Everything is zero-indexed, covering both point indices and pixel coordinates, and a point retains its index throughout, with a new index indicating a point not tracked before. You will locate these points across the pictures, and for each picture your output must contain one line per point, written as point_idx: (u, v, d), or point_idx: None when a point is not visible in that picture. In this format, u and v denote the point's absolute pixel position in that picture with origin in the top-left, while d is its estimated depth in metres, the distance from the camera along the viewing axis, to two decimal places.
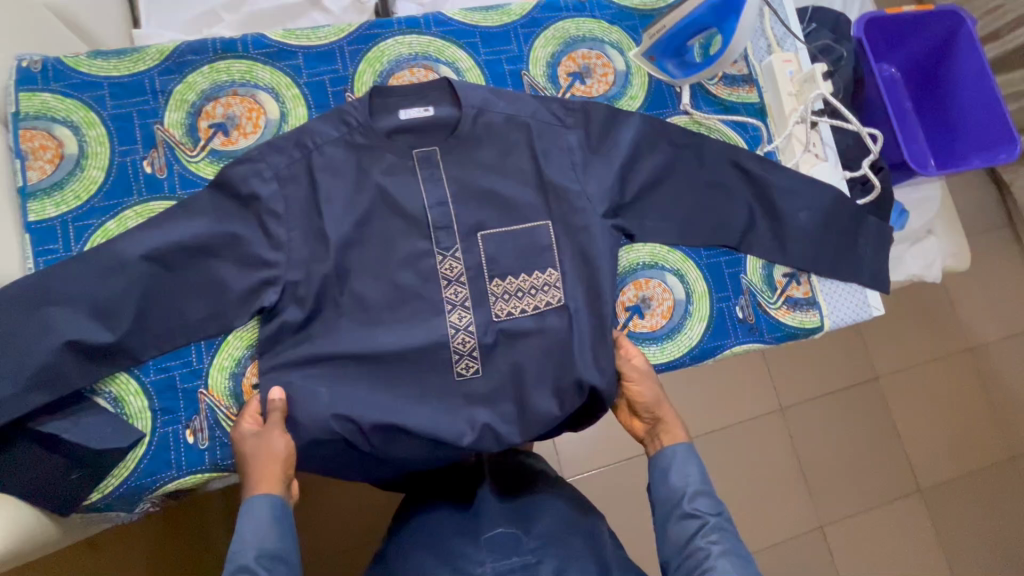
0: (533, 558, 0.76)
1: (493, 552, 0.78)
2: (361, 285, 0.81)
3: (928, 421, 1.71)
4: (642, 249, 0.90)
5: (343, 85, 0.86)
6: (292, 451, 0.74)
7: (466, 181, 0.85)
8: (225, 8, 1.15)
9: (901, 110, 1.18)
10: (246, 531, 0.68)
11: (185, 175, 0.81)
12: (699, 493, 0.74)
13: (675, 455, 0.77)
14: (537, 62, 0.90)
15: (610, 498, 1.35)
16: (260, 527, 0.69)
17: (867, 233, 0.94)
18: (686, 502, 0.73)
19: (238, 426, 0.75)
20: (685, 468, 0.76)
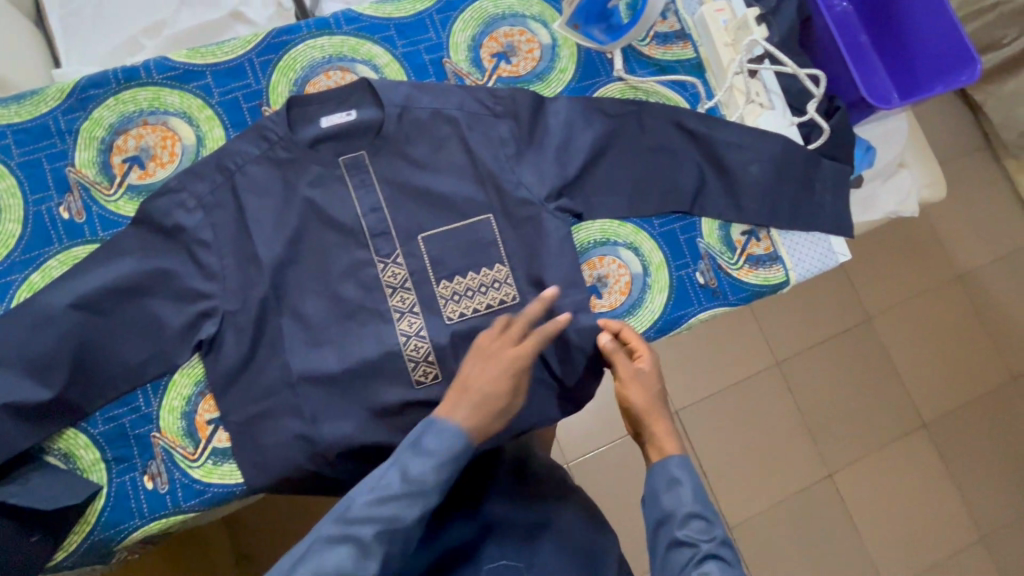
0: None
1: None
2: (305, 305, 0.79)
3: (926, 355, 1.69)
4: (596, 223, 0.86)
5: (258, 100, 0.82)
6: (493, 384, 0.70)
7: (398, 183, 0.82)
8: (146, 34, 1.12)
9: (856, 45, 1.13)
10: (422, 452, 0.64)
11: (105, 216, 0.78)
12: (693, 516, 0.70)
13: (668, 468, 0.73)
14: (457, 47, 0.87)
15: (610, 478, 1.34)
16: (438, 453, 0.64)
17: (824, 177, 0.90)
18: (677, 528, 0.70)
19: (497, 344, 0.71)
20: (678, 486, 0.72)
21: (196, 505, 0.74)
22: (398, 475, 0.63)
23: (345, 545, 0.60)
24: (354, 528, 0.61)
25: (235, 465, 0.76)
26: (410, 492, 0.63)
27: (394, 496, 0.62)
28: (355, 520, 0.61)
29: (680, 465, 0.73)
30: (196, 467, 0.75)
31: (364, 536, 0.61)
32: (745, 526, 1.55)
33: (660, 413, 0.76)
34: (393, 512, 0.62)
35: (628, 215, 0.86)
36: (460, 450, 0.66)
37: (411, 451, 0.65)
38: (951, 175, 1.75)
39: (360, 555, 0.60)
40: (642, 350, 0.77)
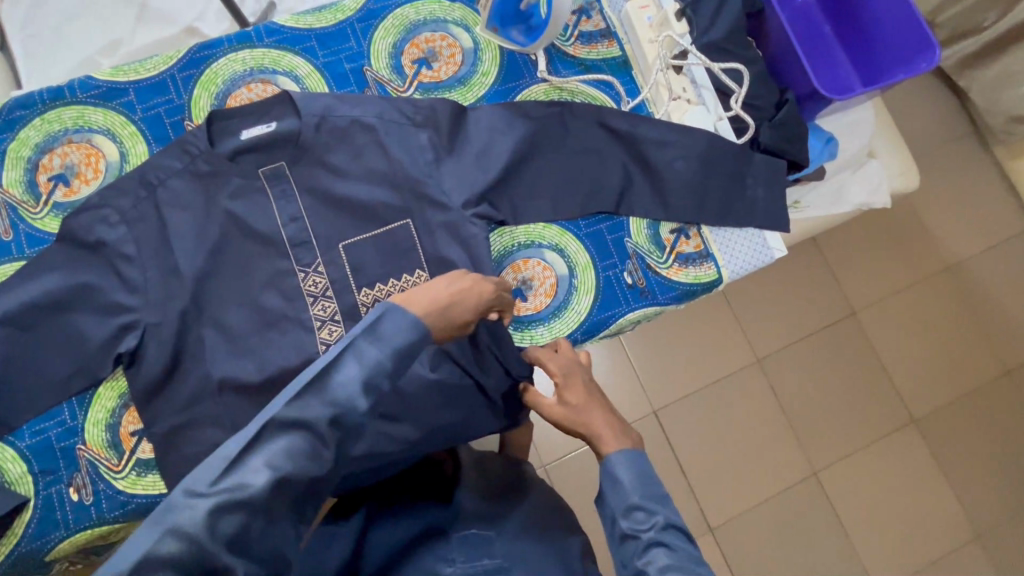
0: (505, 563, 0.70)
1: (466, 554, 0.72)
2: (226, 316, 0.79)
3: (914, 349, 1.63)
4: (517, 227, 0.86)
5: (180, 115, 0.84)
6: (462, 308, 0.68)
7: (318, 192, 0.82)
8: (102, 53, 1.13)
9: (817, 35, 1.10)
10: (383, 335, 0.59)
11: (32, 233, 0.80)
12: (637, 508, 0.69)
13: (610, 467, 0.72)
14: (378, 55, 0.87)
15: (575, 481, 1.33)
16: (400, 338, 0.59)
17: (756, 172, 0.88)
18: (621, 521, 0.70)
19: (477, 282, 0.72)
20: (619, 481, 0.71)
21: (121, 516, 0.76)
22: (356, 359, 0.57)
23: (298, 433, 0.54)
24: (305, 413, 0.54)
25: (158, 475, 0.77)
26: (373, 376, 0.57)
27: (349, 380, 0.56)
28: (304, 404, 0.54)
29: (620, 462, 0.72)
30: (121, 478, 0.76)
31: (319, 422, 0.54)
32: (726, 527, 1.51)
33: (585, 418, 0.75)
34: (351, 396, 0.56)
35: (553, 218, 0.85)
36: (422, 335, 0.61)
37: (365, 335, 0.59)
38: (936, 162, 1.69)
39: (316, 443, 0.54)
40: (553, 368, 0.77)
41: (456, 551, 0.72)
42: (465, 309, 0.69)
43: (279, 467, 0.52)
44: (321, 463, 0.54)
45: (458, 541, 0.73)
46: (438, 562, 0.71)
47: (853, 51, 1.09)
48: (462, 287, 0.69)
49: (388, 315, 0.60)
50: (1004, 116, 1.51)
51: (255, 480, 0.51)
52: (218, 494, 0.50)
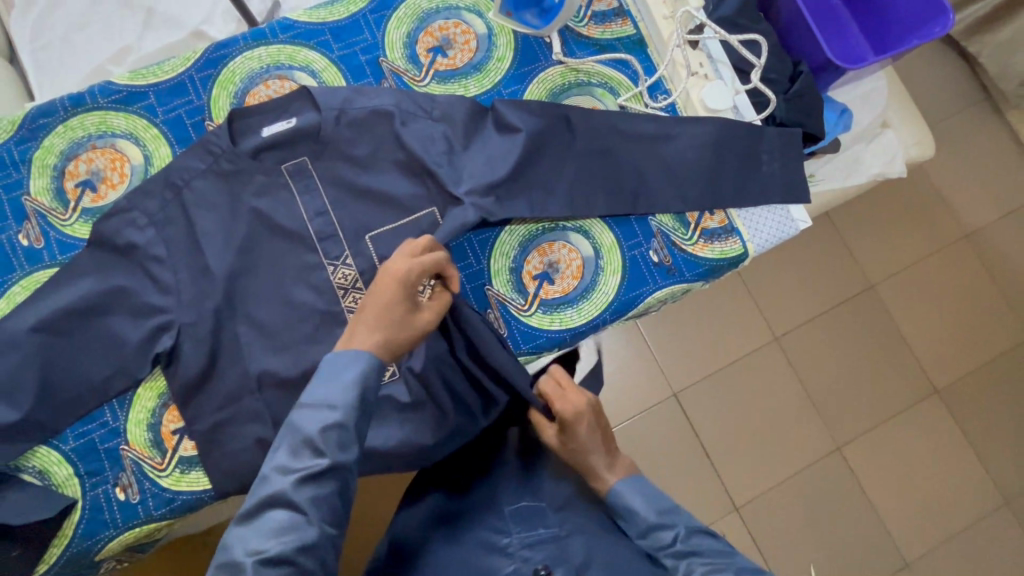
0: (561, 532, 0.77)
1: (521, 524, 0.79)
2: (260, 314, 0.80)
3: (934, 320, 1.62)
4: (528, 219, 0.85)
5: (201, 115, 0.84)
6: (392, 307, 0.67)
7: (343, 186, 0.83)
8: (111, 61, 1.11)
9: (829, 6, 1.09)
10: (324, 395, 0.63)
11: (62, 240, 0.81)
12: (655, 527, 0.73)
13: (623, 495, 0.75)
14: (393, 45, 0.87)
15: None
16: (340, 393, 0.63)
17: (775, 144, 0.88)
18: (648, 543, 0.73)
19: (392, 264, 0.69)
20: (633, 504, 0.75)
21: (167, 513, 0.77)
22: (303, 424, 0.62)
23: (272, 510, 0.59)
24: (275, 489, 0.60)
25: (201, 472, 0.78)
26: (326, 432, 0.61)
27: (303, 446, 0.61)
28: (270, 482, 0.60)
29: (629, 487, 0.76)
30: (165, 476, 0.78)
31: (286, 492, 0.59)
32: (752, 506, 1.51)
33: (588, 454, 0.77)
34: (309, 460, 0.60)
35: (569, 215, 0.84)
36: (360, 372, 0.65)
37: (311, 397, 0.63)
38: (949, 129, 1.67)
39: (292, 513, 0.59)
40: (564, 411, 0.76)
41: (510, 521, 0.79)
42: (391, 309, 0.67)
43: (261, 548, 0.57)
44: (303, 531, 0.58)
45: (511, 513, 0.80)
46: (494, 534, 0.79)
47: (868, 20, 1.07)
48: (382, 291, 0.68)
49: (323, 372, 0.65)
50: (1017, 81, 1.49)
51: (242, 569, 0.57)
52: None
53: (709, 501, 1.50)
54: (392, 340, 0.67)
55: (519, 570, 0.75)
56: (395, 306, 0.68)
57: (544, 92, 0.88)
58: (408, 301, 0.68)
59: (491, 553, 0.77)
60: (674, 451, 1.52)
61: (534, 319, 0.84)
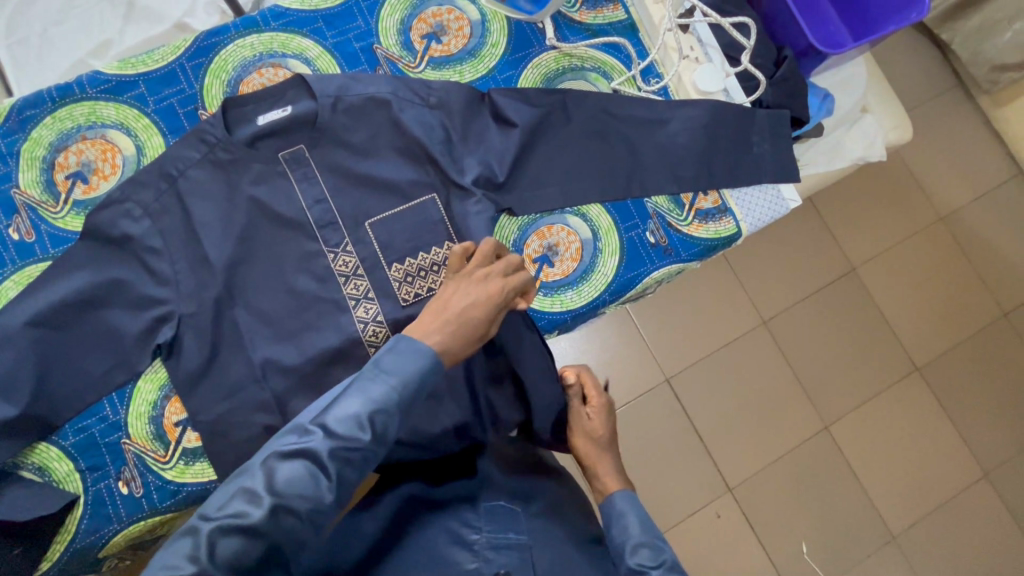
0: (530, 542, 0.71)
1: (494, 523, 0.72)
2: (261, 303, 0.80)
3: (913, 299, 1.67)
4: (518, 215, 0.86)
5: (194, 104, 0.83)
6: (468, 311, 0.67)
7: (342, 173, 0.83)
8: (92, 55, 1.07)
9: None
10: (388, 371, 0.61)
11: (54, 233, 0.79)
12: (641, 545, 0.69)
13: (618, 507, 0.74)
14: (387, 32, 0.87)
15: None
16: (403, 375, 0.61)
17: (764, 126, 0.90)
18: (629, 557, 0.68)
19: (475, 265, 0.71)
20: (625, 521, 0.73)
21: (173, 505, 0.77)
22: (359, 392, 0.60)
23: (303, 463, 0.56)
24: (310, 445, 0.57)
25: (205, 463, 0.78)
26: (375, 407, 0.59)
27: (352, 414, 0.58)
28: (310, 435, 0.58)
29: (625, 503, 0.74)
30: (169, 469, 0.77)
31: (321, 453, 0.57)
32: (745, 486, 1.55)
33: (604, 453, 0.81)
34: (353, 429, 0.58)
35: (567, 198, 0.85)
36: (430, 368, 0.63)
37: (376, 368, 0.61)
38: (924, 114, 1.72)
39: (317, 473, 0.56)
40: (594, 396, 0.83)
41: (482, 518, 0.73)
42: (473, 318, 0.67)
43: (281, 494, 0.55)
44: (320, 495, 0.56)
45: (486, 509, 0.74)
46: (463, 527, 0.73)
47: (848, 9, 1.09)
48: (470, 295, 0.67)
49: (395, 349, 0.63)
50: (988, 65, 1.53)
51: (257, 506, 0.54)
52: (224, 517, 0.54)
53: (703, 483, 1.53)
54: (454, 347, 0.66)
55: (479, 570, 0.68)
56: (478, 329, 0.67)
57: (538, 77, 0.89)
58: (490, 316, 0.68)
59: (455, 543, 0.71)
60: (668, 436, 1.54)
61: (536, 301, 0.86)
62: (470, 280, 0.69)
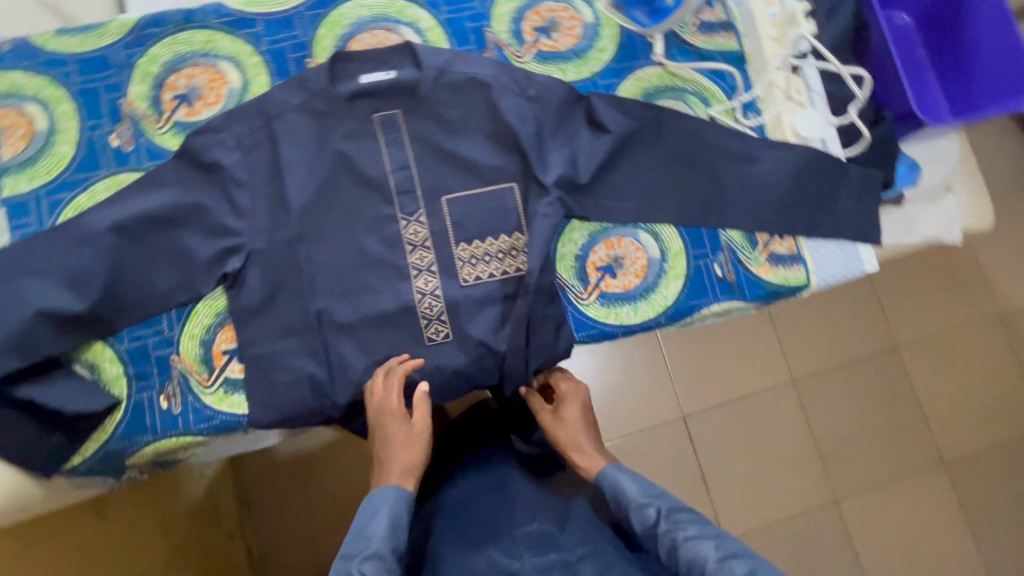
0: (572, 558, 0.72)
1: (533, 549, 0.74)
2: (327, 254, 0.81)
3: (954, 391, 1.61)
4: (592, 219, 0.85)
5: (304, 51, 0.85)
6: (399, 439, 0.77)
7: (429, 144, 0.84)
8: None
9: (914, 60, 1.02)
10: (362, 532, 0.68)
11: (150, 147, 0.82)
12: (642, 506, 0.70)
13: (611, 477, 0.75)
14: (500, 17, 0.88)
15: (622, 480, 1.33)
16: (378, 527, 0.68)
17: (853, 182, 0.88)
18: (637, 521, 0.70)
19: (372, 392, 0.78)
20: (621, 486, 0.73)
21: (205, 429, 0.78)
22: (345, 560, 0.65)
23: None
24: None
25: (243, 395, 0.79)
26: (365, 559, 0.65)
27: None
28: None
29: (616, 472, 0.75)
30: (209, 393, 0.79)
31: None
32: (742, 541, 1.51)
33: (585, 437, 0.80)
34: None
35: (642, 214, 0.85)
36: (392, 500, 0.72)
37: (354, 538, 0.68)
38: (1005, 206, 1.66)
39: None
40: (564, 388, 0.84)
41: (521, 546, 0.74)
42: (396, 440, 0.76)
43: None
44: None
45: (522, 537, 0.75)
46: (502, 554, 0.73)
47: (954, 81, 1.00)
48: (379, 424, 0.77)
49: (363, 516, 0.71)
50: None
51: None
52: None
53: None
54: (408, 469, 0.76)
55: None
56: (418, 444, 0.77)
57: (638, 90, 0.89)
58: (400, 425, 0.77)
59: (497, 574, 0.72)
60: (674, 472, 1.51)
61: (591, 309, 0.85)
62: (376, 407, 0.77)
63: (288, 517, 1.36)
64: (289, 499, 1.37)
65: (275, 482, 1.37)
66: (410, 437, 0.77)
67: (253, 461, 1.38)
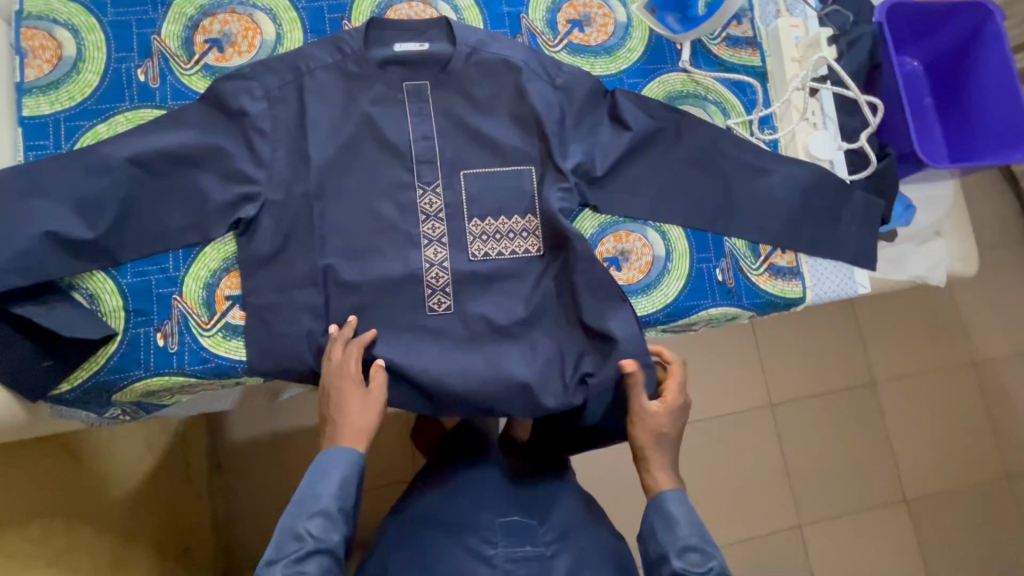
0: (547, 552, 0.82)
1: (510, 538, 0.82)
2: (342, 214, 0.82)
3: (923, 431, 1.66)
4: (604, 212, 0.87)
5: (341, 13, 0.87)
6: (355, 406, 0.77)
7: (453, 119, 0.85)
8: None
9: (918, 108, 1.05)
10: (311, 490, 0.74)
11: (177, 87, 0.82)
12: (688, 548, 0.70)
13: (669, 503, 0.74)
14: (537, 6, 0.90)
15: (596, 481, 1.36)
16: (326, 486, 0.74)
17: (854, 208, 0.91)
18: (675, 557, 0.70)
19: (330, 356, 0.78)
20: (674, 516, 0.73)
21: (199, 371, 0.78)
22: (292, 517, 0.71)
23: None
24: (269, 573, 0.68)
25: (242, 342, 0.79)
26: (313, 516, 0.71)
27: (291, 536, 0.70)
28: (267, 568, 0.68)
29: (677, 501, 0.74)
30: (207, 336, 0.79)
31: None
32: None
33: (663, 449, 0.78)
34: (295, 547, 0.69)
35: (652, 212, 0.87)
36: (348, 464, 0.75)
37: (302, 494, 0.74)
38: (990, 258, 1.72)
39: None
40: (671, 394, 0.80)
41: (499, 534, 0.82)
42: (352, 407, 0.76)
43: None
44: None
45: (500, 525, 0.83)
46: (481, 542, 0.82)
47: (953, 133, 1.04)
48: (335, 391, 0.77)
49: (311, 474, 0.75)
50: None
51: None
52: None
53: None
54: (364, 436, 0.77)
55: None
56: (370, 411, 0.77)
57: (662, 93, 0.91)
58: (357, 393, 0.77)
59: (474, 559, 0.80)
60: None
61: None
62: (334, 373, 0.77)
63: (263, 485, 1.34)
64: (265, 466, 1.35)
65: (252, 448, 1.35)
66: (367, 405, 0.77)
67: (231, 425, 1.36)
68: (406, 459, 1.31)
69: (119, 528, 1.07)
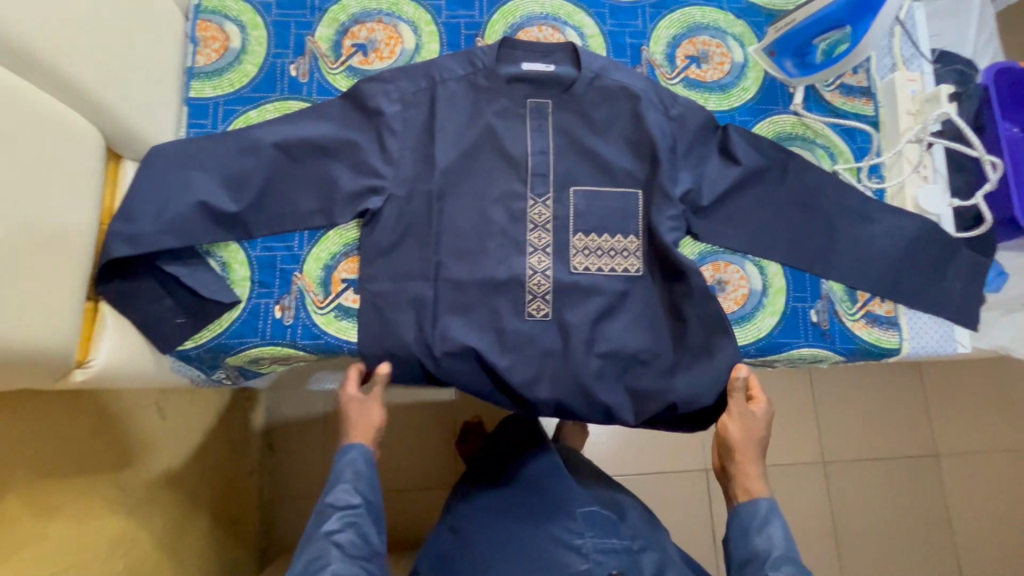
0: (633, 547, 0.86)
1: (594, 531, 0.85)
2: (456, 214, 0.87)
3: (988, 514, 1.56)
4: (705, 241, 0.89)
5: (476, 31, 0.93)
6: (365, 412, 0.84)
7: (570, 138, 0.89)
8: None
9: None
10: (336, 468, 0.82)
11: (322, 84, 0.90)
12: (780, 560, 0.77)
13: (764, 513, 0.81)
14: (658, 40, 0.95)
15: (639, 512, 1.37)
16: (346, 460, 0.81)
17: (959, 265, 0.90)
18: (768, 565, 0.77)
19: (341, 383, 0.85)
20: (769, 530, 0.80)
21: (309, 346, 0.83)
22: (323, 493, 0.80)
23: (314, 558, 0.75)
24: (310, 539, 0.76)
25: (353, 323, 0.85)
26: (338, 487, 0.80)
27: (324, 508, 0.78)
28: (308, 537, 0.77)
29: (772, 512, 0.81)
30: (320, 313, 0.84)
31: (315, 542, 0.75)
32: None
33: (756, 457, 0.84)
34: (329, 513, 0.78)
35: (751, 246, 0.89)
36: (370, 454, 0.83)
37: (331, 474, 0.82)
38: None
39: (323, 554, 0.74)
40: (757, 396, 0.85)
41: (584, 526, 0.85)
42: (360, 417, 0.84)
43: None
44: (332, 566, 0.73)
45: (583, 516, 0.86)
46: (567, 533, 0.84)
47: None
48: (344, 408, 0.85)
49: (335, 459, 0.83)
50: None
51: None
52: None
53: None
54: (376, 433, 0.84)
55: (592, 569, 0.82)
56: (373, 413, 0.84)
57: (771, 132, 0.94)
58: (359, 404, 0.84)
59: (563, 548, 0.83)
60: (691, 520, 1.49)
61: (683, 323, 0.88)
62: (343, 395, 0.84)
63: (306, 468, 1.37)
64: (309, 446, 1.38)
65: (295, 426, 1.39)
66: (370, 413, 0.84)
67: (275, 404, 1.40)
68: (449, 463, 1.33)
69: (187, 491, 1.12)
